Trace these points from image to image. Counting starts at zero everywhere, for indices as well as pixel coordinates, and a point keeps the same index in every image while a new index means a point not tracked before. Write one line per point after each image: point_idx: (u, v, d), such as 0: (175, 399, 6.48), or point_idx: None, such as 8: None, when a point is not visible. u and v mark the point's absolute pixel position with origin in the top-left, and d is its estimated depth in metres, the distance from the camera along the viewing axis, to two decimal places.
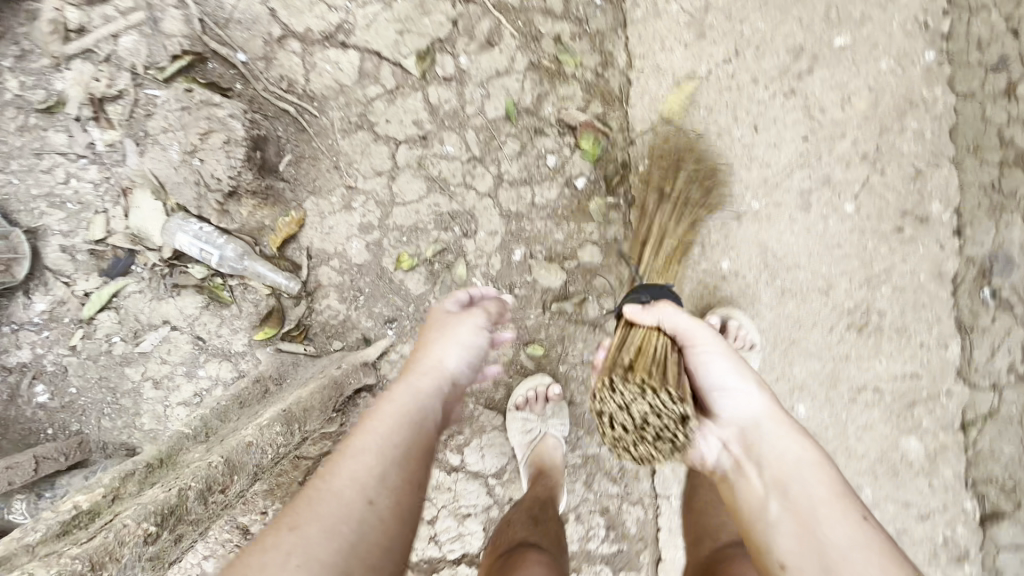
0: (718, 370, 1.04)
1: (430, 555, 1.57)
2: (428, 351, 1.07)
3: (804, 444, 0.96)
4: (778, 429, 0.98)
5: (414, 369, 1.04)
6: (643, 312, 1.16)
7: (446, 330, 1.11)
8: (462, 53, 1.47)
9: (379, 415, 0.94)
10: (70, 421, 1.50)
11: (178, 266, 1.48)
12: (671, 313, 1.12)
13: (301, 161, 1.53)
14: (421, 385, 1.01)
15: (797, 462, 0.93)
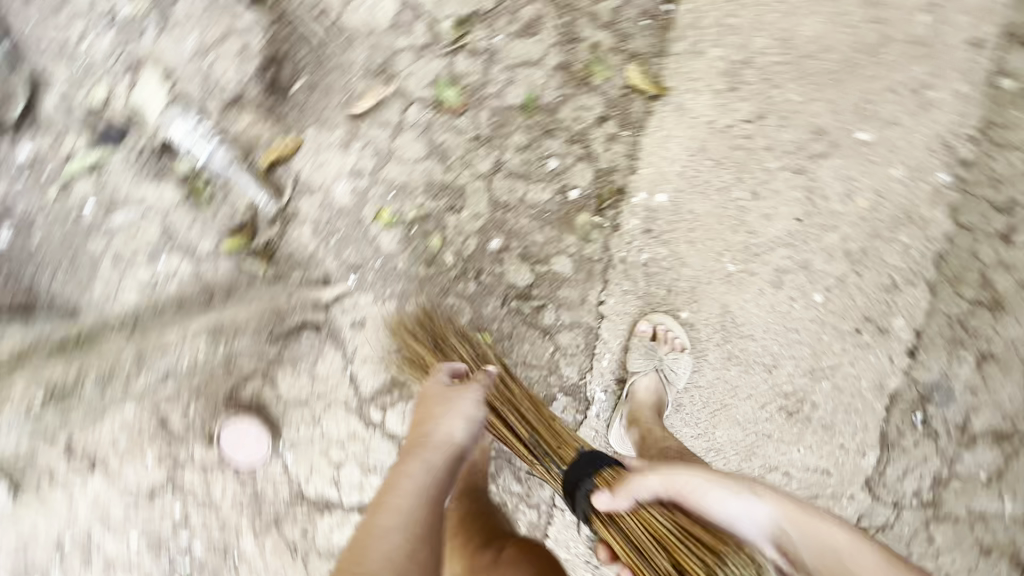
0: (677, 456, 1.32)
1: (328, 495, 1.67)
2: (430, 432, 1.19)
3: (807, 513, 1.07)
4: (789, 520, 1.06)
5: (427, 446, 1.18)
6: (602, 446, 1.45)
7: (451, 406, 1.22)
8: (499, 32, 1.48)
9: (395, 503, 1.09)
10: (19, 269, 1.50)
11: (168, 154, 1.51)
12: (619, 437, 1.42)
13: (313, 89, 1.52)
14: (427, 469, 1.14)
15: (813, 533, 1.04)
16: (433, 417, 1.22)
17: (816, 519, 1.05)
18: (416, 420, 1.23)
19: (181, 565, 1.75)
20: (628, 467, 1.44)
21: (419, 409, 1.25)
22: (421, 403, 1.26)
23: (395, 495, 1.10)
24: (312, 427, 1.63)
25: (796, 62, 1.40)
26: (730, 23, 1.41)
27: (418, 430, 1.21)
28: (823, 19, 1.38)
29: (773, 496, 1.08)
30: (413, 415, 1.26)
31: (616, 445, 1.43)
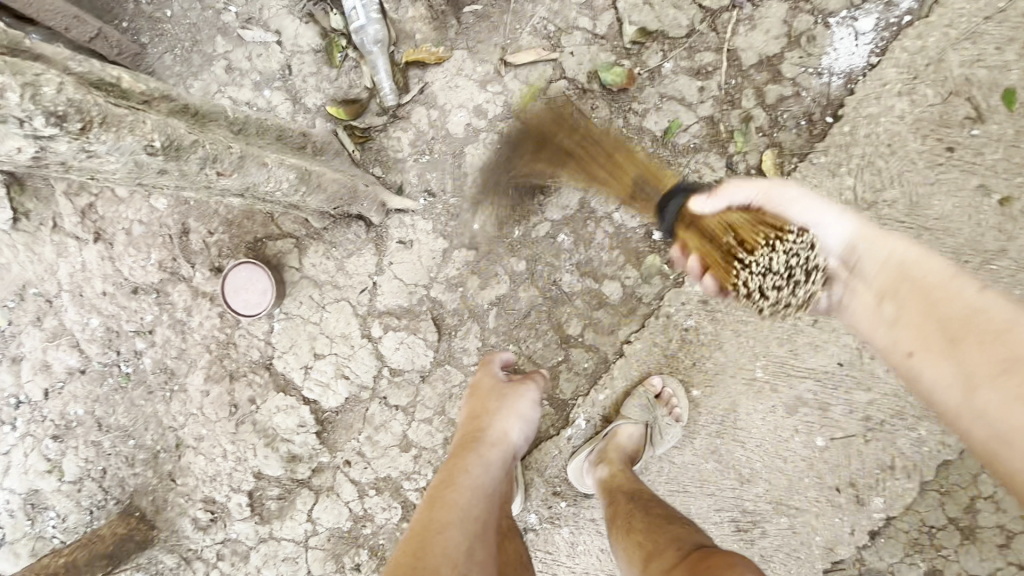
0: (803, 211, 1.06)
1: (291, 377, 1.65)
2: (492, 425, 1.32)
3: (887, 237, 1.02)
4: (870, 237, 1.02)
5: (485, 440, 1.29)
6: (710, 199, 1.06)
7: (508, 404, 1.36)
8: (672, 60, 1.50)
9: (459, 486, 1.15)
10: (143, 32, 1.53)
11: (326, 4, 1.53)
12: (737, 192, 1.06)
13: (483, 19, 1.54)
14: (490, 454, 1.26)
15: (889, 251, 1.01)
16: (491, 413, 1.36)
17: (889, 238, 1.01)
18: (474, 414, 1.36)
19: (123, 367, 1.74)
20: (742, 220, 1.03)
21: (475, 407, 1.38)
22: (478, 399, 1.40)
23: (458, 481, 1.17)
24: (313, 310, 1.62)
25: (915, 229, 1.40)
26: (875, 163, 1.41)
27: (474, 425, 1.34)
28: (959, 204, 1.38)
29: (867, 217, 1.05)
30: (469, 411, 1.39)
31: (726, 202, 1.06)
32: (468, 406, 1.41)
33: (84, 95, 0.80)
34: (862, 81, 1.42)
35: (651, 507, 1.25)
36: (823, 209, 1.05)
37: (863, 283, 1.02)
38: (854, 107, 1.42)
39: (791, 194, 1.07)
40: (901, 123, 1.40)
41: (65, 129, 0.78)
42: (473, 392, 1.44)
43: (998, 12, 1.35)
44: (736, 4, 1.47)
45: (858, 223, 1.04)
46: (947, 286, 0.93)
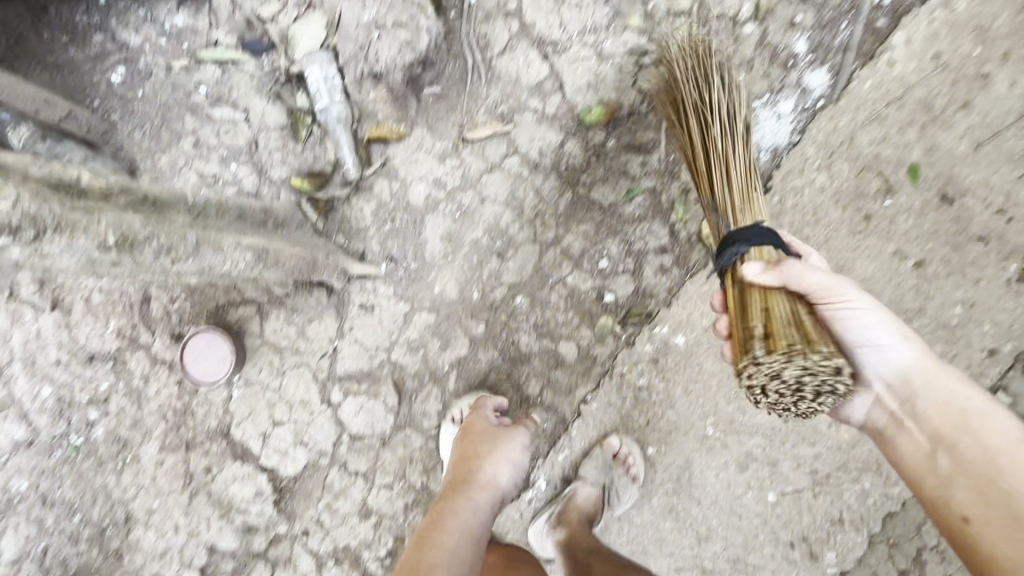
0: (863, 323, 1.12)
1: (248, 445, 1.62)
2: (483, 469, 1.35)
3: (947, 377, 1.10)
4: (930, 374, 1.11)
5: (474, 482, 1.33)
6: (768, 270, 1.13)
7: (498, 448, 1.39)
8: (615, 137, 1.63)
9: (449, 529, 1.20)
10: (114, 111, 1.60)
11: (293, 85, 1.63)
12: (797, 274, 1.12)
13: (441, 99, 1.64)
14: (480, 499, 1.30)
15: (953, 395, 1.09)
16: (480, 456, 1.38)
17: (952, 381, 1.10)
18: (464, 455, 1.39)
19: (74, 438, 1.69)
20: (784, 306, 1.11)
21: (467, 448, 1.40)
22: (469, 440, 1.42)
23: (451, 522, 1.22)
24: (272, 377, 1.61)
25: None
26: (803, 231, 1.53)
27: (465, 466, 1.36)
28: (879, 267, 1.50)
29: (928, 347, 1.14)
30: (459, 452, 1.41)
31: (782, 277, 1.13)
32: (458, 446, 1.43)
33: (38, 206, 0.96)
34: (787, 157, 1.56)
35: (610, 560, 1.36)
36: (891, 331, 1.12)
37: (918, 418, 1.11)
38: (781, 180, 1.56)
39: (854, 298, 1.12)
40: (822, 195, 1.53)
41: (17, 237, 0.94)
42: (464, 432, 1.45)
43: (897, 99, 1.52)
44: None
45: (921, 359, 1.12)
46: (1010, 453, 1.01)
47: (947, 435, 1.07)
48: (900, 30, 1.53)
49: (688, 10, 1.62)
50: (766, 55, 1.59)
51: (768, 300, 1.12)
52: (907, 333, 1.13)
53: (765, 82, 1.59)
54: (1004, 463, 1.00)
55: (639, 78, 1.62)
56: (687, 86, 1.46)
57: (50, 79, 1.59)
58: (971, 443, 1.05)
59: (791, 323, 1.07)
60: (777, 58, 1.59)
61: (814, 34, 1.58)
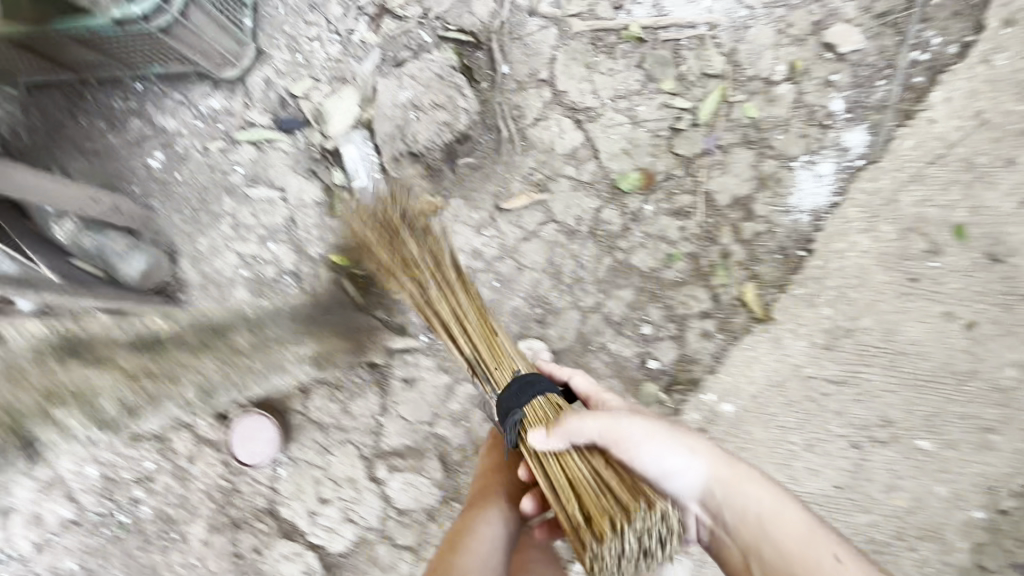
0: (651, 454, 1.04)
1: (296, 523, 1.62)
2: (513, 481, 1.30)
3: (747, 481, 1.06)
4: (727, 484, 1.06)
5: (504, 493, 1.29)
6: (551, 436, 1.06)
7: (531, 461, 1.33)
8: (653, 202, 1.62)
9: (478, 540, 1.21)
10: (153, 195, 1.61)
11: (328, 162, 1.63)
12: (578, 430, 1.05)
13: (476, 169, 1.64)
14: (508, 511, 1.27)
15: (748, 501, 1.05)
16: (512, 467, 1.33)
17: (745, 483, 1.06)
18: (495, 462, 1.35)
19: (119, 517, 1.68)
20: (583, 465, 1.06)
21: (496, 456, 1.36)
22: (501, 448, 1.38)
23: (476, 534, 1.22)
24: (318, 455, 1.62)
25: (890, 355, 1.49)
26: (848, 294, 1.52)
27: (494, 475, 1.33)
28: (927, 330, 1.48)
29: (715, 451, 1.09)
30: (490, 462, 1.36)
31: (565, 438, 1.06)
32: (489, 456, 1.38)
33: None
34: (827, 219, 1.55)
35: None
36: (674, 452, 1.05)
37: (727, 532, 1.06)
38: (823, 242, 1.55)
39: (634, 429, 1.05)
40: (866, 257, 1.52)
41: None
42: (495, 438, 1.41)
43: (938, 157, 1.50)
44: (707, 151, 1.61)
45: (710, 458, 1.07)
46: (806, 555, 0.99)
47: (755, 548, 1.03)
48: (939, 88, 1.52)
49: (721, 73, 1.61)
50: (802, 115, 1.58)
51: (565, 467, 1.07)
52: (692, 444, 1.08)
53: (802, 142, 1.58)
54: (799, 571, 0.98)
55: (675, 142, 1.61)
56: (378, 244, 1.52)
57: (89, 166, 1.61)
58: (774, 556, 1.00)
59: (597, 492, 1.01)
60: (813, 118, 1.58)
61: (851, 93, 1.57)
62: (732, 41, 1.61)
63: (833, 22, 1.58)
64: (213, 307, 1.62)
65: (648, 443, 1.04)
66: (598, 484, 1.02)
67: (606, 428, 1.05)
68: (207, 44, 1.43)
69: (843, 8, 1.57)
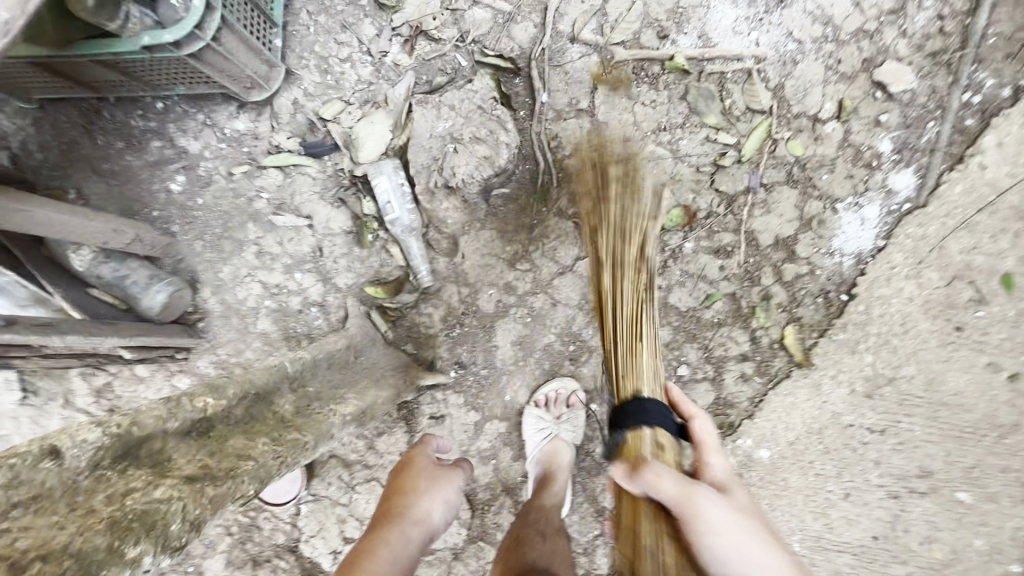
0: (726, 539, 1.03)
1: (319, 560, 1.58)
2: (418, 500, 1.11)
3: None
4: None
5: (407, 518, 1.07)
6: (630, 478, 1.12)
7: (437, 483, 1.16)
8: (692, 240, 1.57)
9: (375, 566, 0.94)
10: (175, 220, 1.55)
11: (358, 190, 1.57)
12: (653, 483, 1.08)
13: (510, 201, 1.58)
14: (410, 534, 1.05)
15: None
16: (417, 489, 1.14)
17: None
18: (395, 488, 1.14)
19: None
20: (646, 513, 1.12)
21: (401, 480, 1.17)
22: (408, 471, 1.19)
23: (375, 553, 0.98)
24: (342, 492, 1.57)
25: (932, 406, 1.47)
26: (891, 341, 1.49)
27: (396, 499, 1.11)
28: (970, 380, 1.46)
29: (779, 552, 1.06)
30: (392, 485, 1.16)
31: (638, 486, 1.10)
32: (391, 481, 1.19)
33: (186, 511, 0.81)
34: (872, 263, 1.51)
35: None
36: (742, 541, 1.04)
37: None
38: (867, 287, 1.51)
39: (715, 514, 1.05)
40: (911, 304, 1.49)
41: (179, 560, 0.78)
42: (402, 464, 1.23)
43: (989, 204, 1.47)
44: (750, 188, 1.56)
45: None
46: None
47: None
48: (991, 133, 1.48)
49: (767, 108, 1.56)
50: (849, 155, 1.54)
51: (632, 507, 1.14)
52: (764, 537, 1.06)
53: (848, 183, 1.53)
54: None
55: (717, 179, 1.57)
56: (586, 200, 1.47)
57: (107, 188, 1.55)
58: None
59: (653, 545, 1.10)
60: (860, 158, 1.53)
61: (900, 134, 1.52)
62: (779, 75, 1.55)
63: (885, 60, 1.52)
64: (235, 338, 1.56)
65: (726, 538, 1.03)
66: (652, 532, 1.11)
67: (681, 499, 1.06)
68: (238, 69, 1.40)
69: (896, 44, 1.52)
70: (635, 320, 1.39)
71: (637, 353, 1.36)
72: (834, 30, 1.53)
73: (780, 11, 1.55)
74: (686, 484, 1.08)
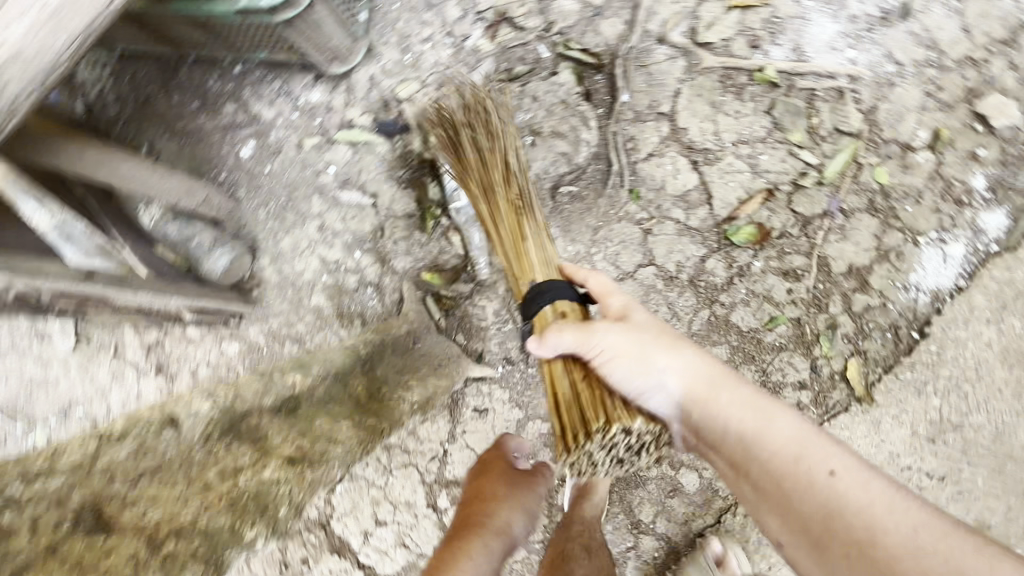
0: (607, 342, 1.02)
1: (348, 540, 1.56)
2: (499, 512, 1.27)
3: (749, 400, 0.97)
4: (711, 397, 0.99)
5: (490, 527, 1.25)
6: (539, 347, 1.05)
7: (517, 494, 1.30)
8: (762, 259, 1.52)
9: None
10: (240, 185, 1.55)
11: (426, 175, 1.55)
12: (554, 343, 1.03)
13: (577, 199, 1.53)
14: (492, 543, 1.24)
15: (744, 419, 0.96)
16: (499, 499, 1.29)
17: (742, 396, 0.98)
18: (480, 494, 1.30)
19: None
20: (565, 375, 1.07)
21: (483, 486, 1.32)
22: (489, 478, 1.33)
23: (463, 565, 1.19)
24: (379, 475, 1.55)
25: (997, 458, 1.41)
26: (961, 386, 1.43)
27: (480, 505, 1.28)
28: None
29: (702, 365, 1.01)
30: (474, 488, 1.33)
31: (545, 350, 1.05)
32: (473, 483, 1.35)
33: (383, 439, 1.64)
34: (950, 302, 1.45)
35: None
36: (620, 336, 1.03)
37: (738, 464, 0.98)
38: (942, 327, 1.45)
39: (607, 344, 1.03)
40: (988, 349, 1.42)
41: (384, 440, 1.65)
42: (482, 467, 1.37)
43: None
44: (829, 212, 1.50)
45: (688, 377, 1.00)
46: (799, 457, 0.92)
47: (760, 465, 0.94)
48: None
49: (856, 130, 1.50)
50: (938, 188, 1.46)
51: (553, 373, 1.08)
52: (663, 346, 1.02)
53: (934, 217, 1.46)
54: (790, 483, 0.91)
55: (795, 198, 1.51)
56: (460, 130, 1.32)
57: (177, 147, 1.55)
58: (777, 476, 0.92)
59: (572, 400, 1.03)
60: (950, 193, 1.46)
61: (995, 172, 1.45)
62: (873, 97, 1.49)
63: (989, 92, 1.45)
64: (288, 309, 1.56)
65: (616, 358, 1.02)
66: (578, 398, 1.03)
67: (579, 346, 1.02)
68: (324, 39, 1.38)
69: (1002, 77, 1.45)
70: (516, 202, 1.26)
71: (522, 251, 1.20)
72: (938, 56, 1.46)
73: (882, 29, 1.48)
74: (585, 329, 1.04)
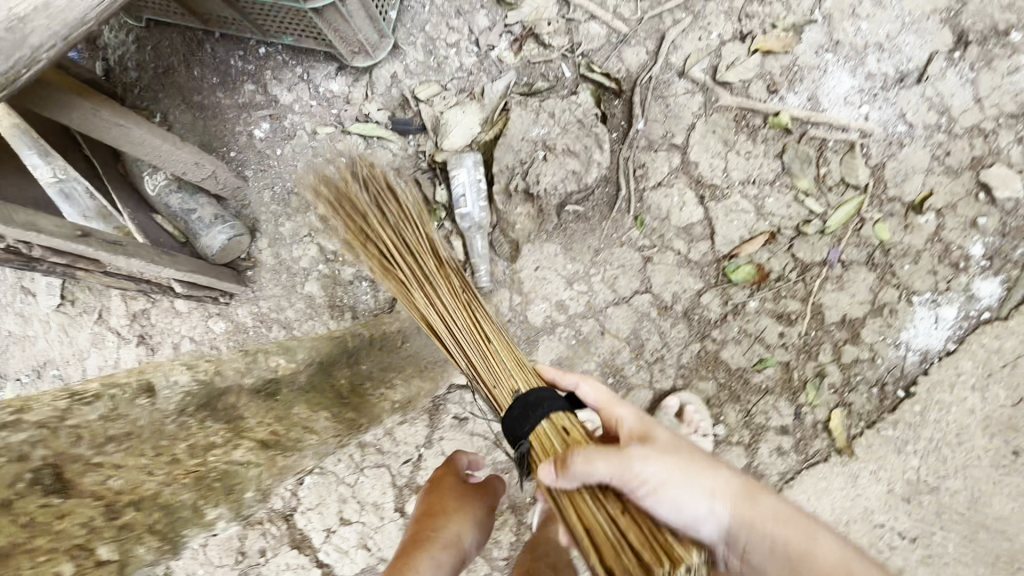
0: (647, 471, 0.90)
1: (309, 535, 1.52)
2: (448, 524, 1.20)
3: (800, 525, 0.93)
4: (766, 529, 0.91)
5: (439, 542, 1.17)
6: (564, 479, 0.91)
7: (467, 506, 1.24)
8: (757, 299, 1.53)
9: None
10: (249, 165, 1.54)
11: (435, 177, 1.55)
12: (585, 474, 0.90)
13: (582, 219, 1.54)
14: (441, 559, 1.16)
15: (809, 554, 0.89)
16: (448, 511, 1.23)
17: (812, 536, 0.91)
18: (429, 509, 1.23)
19: None
20: (595, 506, 0.93)
21: (432, 501, 1.25)
22: (438, 492, 1.26)
23: None
24: (350, 472, 1.51)
25: (969, 525, 1.41)
26: (940, 449, 1.43)
27: (428, 520, 1.20)
28: (1014, 507, 1.39)
29: (752, 494, 0.94)
30: (425, 504, 1.25)
31: (570, 480, 0.91)
32: (424, 497, 1.27)
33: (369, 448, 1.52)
34: (938, 364, 1.45)
35: None
36: (660, 465, 0.91)
37: None
38: (927, 388, 1.45)
39: (648, 471, 0.90)
40: (970, 416, 1.43)
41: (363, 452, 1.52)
42: (433, 483, 1.30)
43: None
44: (828, 262, 1.52)
45: (736, 502, 0.92)
46: None
47: None
48: None
49: (862, 185, 1.52)
50: (937, 250, 1.48)
51: (578, 500, 0.94)
52: (703, 471, 0.93)
53: (930, 278, 1.48)
54: None
55: (796, 244, 1.52)
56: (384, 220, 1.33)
57: (192, 120, 1.55)
58: None
59: (612, 538, 0.90)
60: (947, 257, 1.48)
61: (993, 241, 1.47)
62: (882, 155, 1.51)
63: (995, 162, 1.48)
64: (280, 293, 1.55)
65: (659, 489, 0.90)
66: (616, 539, 0.89)
67: (622, 477, 0.90)
68: (351, 31, 1.39)
69: (1009, 150, 1.47)
70: (465, 296, 1.23)
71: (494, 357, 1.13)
72: (949, 122, 1.49)
73: (897, 90, 1.51)
74: (615, 455, 0.91)
